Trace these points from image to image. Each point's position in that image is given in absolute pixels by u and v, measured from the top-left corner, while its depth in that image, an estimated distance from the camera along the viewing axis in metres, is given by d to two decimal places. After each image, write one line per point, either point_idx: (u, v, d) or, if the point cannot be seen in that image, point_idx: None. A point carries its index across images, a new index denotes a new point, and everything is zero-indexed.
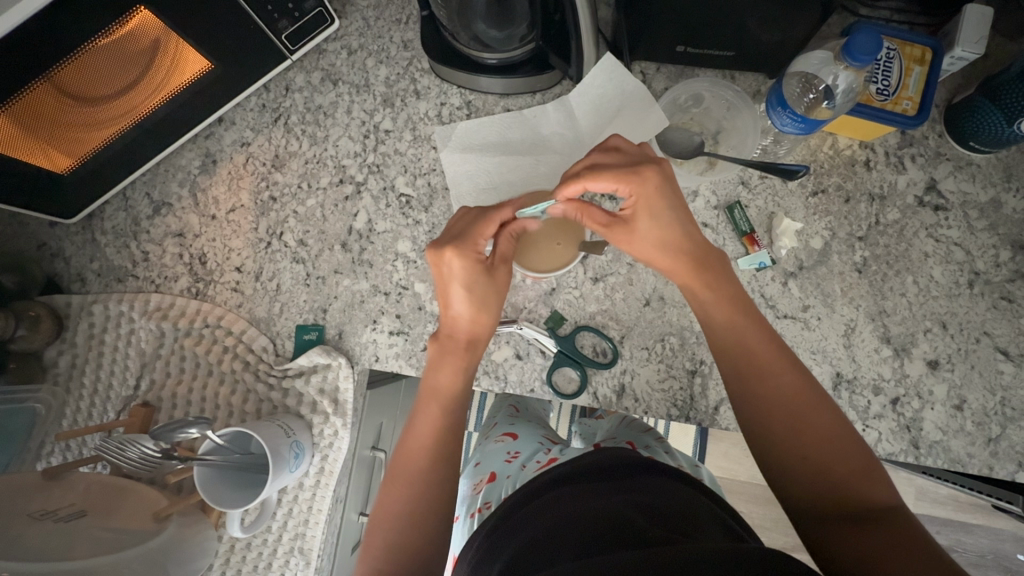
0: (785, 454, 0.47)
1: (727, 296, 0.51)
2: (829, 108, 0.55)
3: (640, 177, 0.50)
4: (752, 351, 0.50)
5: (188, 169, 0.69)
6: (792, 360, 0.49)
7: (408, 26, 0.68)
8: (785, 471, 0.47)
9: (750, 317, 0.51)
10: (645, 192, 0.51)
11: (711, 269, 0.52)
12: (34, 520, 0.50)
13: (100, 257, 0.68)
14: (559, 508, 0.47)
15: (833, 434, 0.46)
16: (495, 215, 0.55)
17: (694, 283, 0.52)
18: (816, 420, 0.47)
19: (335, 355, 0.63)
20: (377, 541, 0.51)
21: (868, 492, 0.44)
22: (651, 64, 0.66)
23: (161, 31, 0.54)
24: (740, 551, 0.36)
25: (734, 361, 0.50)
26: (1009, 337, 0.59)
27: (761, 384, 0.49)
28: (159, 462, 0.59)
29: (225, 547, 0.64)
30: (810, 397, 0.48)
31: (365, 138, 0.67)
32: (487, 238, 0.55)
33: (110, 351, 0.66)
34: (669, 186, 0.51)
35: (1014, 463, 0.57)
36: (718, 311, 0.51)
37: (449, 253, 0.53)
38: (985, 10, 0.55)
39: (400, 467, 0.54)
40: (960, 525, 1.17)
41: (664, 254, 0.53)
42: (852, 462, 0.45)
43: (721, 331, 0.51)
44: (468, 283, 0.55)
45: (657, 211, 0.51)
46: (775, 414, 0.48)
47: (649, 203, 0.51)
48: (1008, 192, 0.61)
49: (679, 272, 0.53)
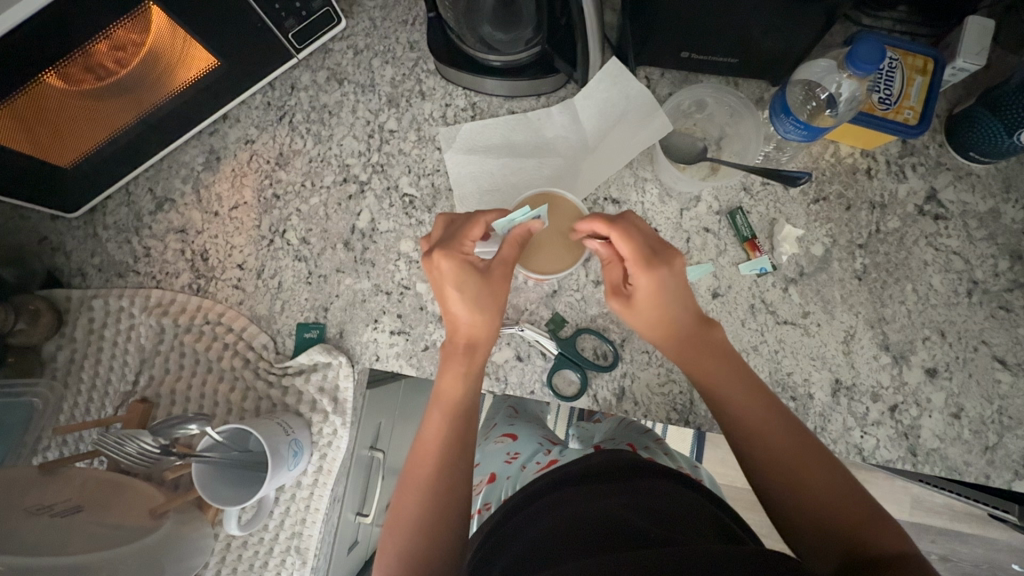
0: (789, 510, 0.48)
1: (723, 363, 0.53)
2: (831, 116, 0.57)
3: (658, 264, 0.52)
4: (754, 428, 0.50)
5: (192, 165, 0.69)
6: (796, 433, 0.50)
7: (414, 27, 0.69)
8: (792, 528, 0.48)
9: (750, 384, 0.52)
10: (655, 273, 0.52)
11: (710, 350, 0.53)
12: (31, 515, 0.50)
13: (101, 251, 0.68)
14: (562, 510, 0.48)
15: (836, 492, 0.47)
16: (483, 217, 0.55)
17: (698, 360, 0.53)
18: (812, 480, 0.47)
19: (336, 354, 0.63)
20: (393, 545, 0.52)
21: (880, 538, 0.44)
22: (655, 70, 0.66)
23: (170, 27, 0.54)
24: (724, 555, 0.36)
25: (729, 427, 0.52)
26: (1006, 346, 0.60)
27: (762, 449, 0.50)
28: (157, 459, 0.59)
29: (221, 545, 0.63)
30: (818, 472, 0.48)
31: (369, 138, 0.67)
32: (475, 240, 0.55)
33: (109, 346, 0.66)
34: (676, 279, 0.53)
35: (1010, 471, 0.58)
36: (725, 389, 0.52)
37: (437, 255, 0.54)
38: (987, 22, 0.56)
39: (410, 474, 0.54)
40: (956, 535, 1.18)
41: (660, 330, 0.54)
42: (855, 512, 0.46)
43: (721, 401, 0.52)
44: (463, 284, 0.54)
45: (665, 295, 0.53)
46: (769, 478, 0.49)
47: (658, 283, 0.52)
48: (1008, 203, 0.61)
49: (674, 349, 0.54)
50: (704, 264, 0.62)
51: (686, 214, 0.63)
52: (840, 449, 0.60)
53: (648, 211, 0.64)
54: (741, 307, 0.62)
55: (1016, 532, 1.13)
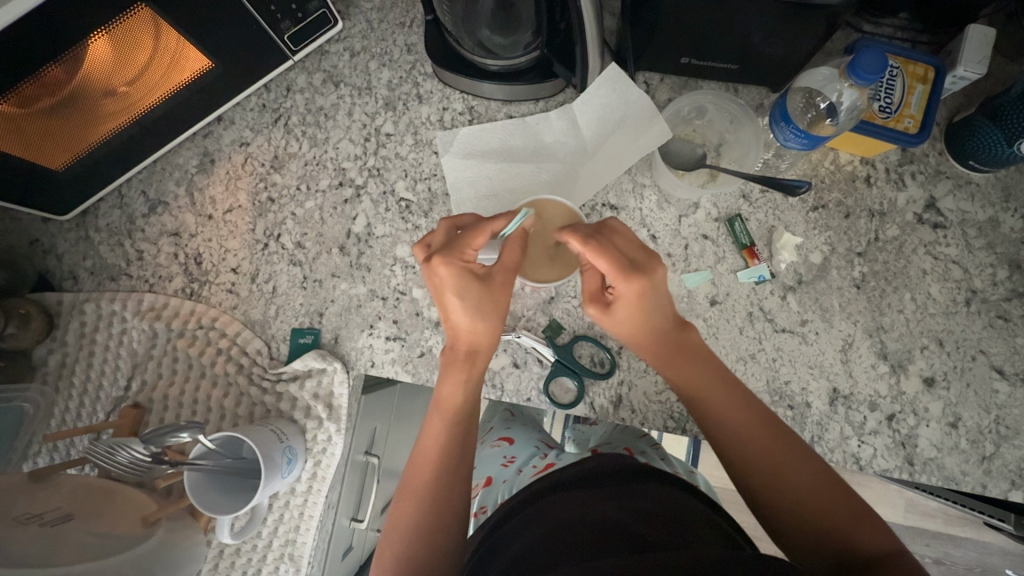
0: (777, 515, 0.47)
1: (705, 371, 0.52)
2: (832, 124, 0.56)
3: (635, 275, 0.50)
4: (741, 436, 0.50)
5: (185, 168, 0.68)
6: (782, 441, 0.49)
7: (412, 29, 0.68)
8: (784, 534, 0.47)
9: (732, 392, 0.51)
10: (635, 284, 0.50)
11: (692, 357, 0.53)
12: (19, 524, 0.49)
13: (93, 255, 0.67)
14: (557, 514, 0.47)
15: (823, 497, 0.46)
16: (488, 226, 0.53)
17: (680, 367, 0.53)
18: (799, 487, 0.47)
19: (330, 360, 0.63)
20: (387, 552, 0.52)
21: (871, 539, 0.44)
22: (654, 75, 0.65)
23: (163, 29, 0.53)
24: (722, 558, 0.36)
25: (716, 436, 0.51)
26: (1004, 355, 0.59)
27: (751, 457, 0.49)
28: (149, 466, 0.58)
29: (214, 552, 0.63)
30: (807, 480, 0.47)
31: (365, 141, 0.67)
32: (478, 248, 0.54)
33: (101, 351, 0.65)
34: (657, 289, 0.52)
35: (1006, 481, 0.58)
36: (710, 394, 0.51)
37: (436, 262, 0.52)
38: (988, 30, 0.56)
39: (407, 482, 0.54)
40: (950, 538, 1.18)
41: (644, 336, 0.53)
42: (844, 517, 0.45)
43: (704, 408, 0.52)
44: (463, 292, 0.53)
45: (643, 306, 0.52)
46: (757, 485, 0.48)
47: (640, 291, 0.51)
48: (1007, 212, 0.61)
49: (660, 356, 0.54)
50: (702, 272, 0.62)
51: (684, 221, 0.63)
52: (837, 458, 0.59)
53: (646, 217, 0.63)
54: (739, 315, 0.61)
55: (1010, 538, 1.14)
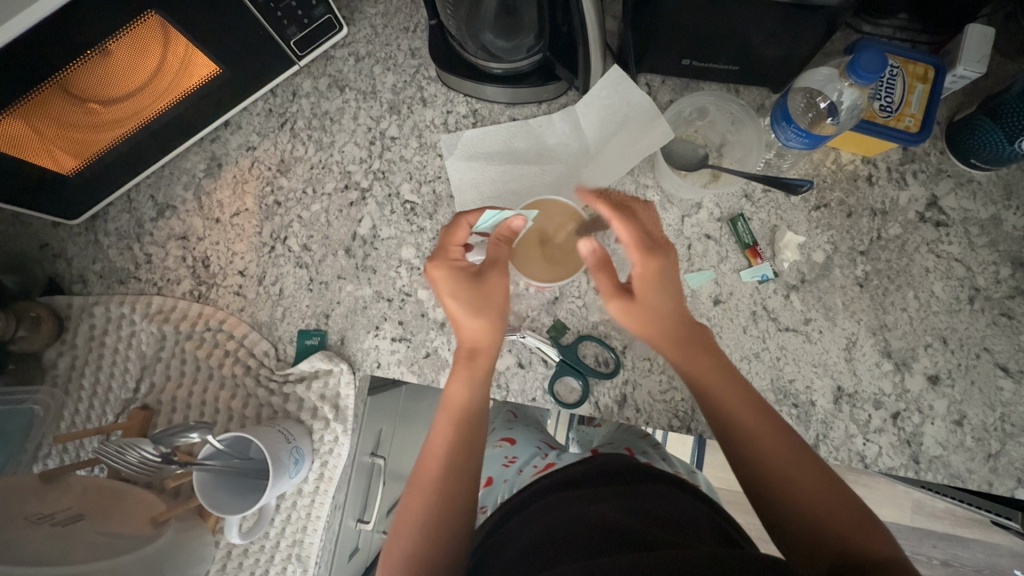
0: (785, 507, 0.47)
1: (711, 358, 0.52)
2: (832, 124, 0.57)
3: (654, 253, 0.53)
4: (747, 424, 0.50)
5: (193, 172, 0.69)
6: (784, 430, 0.50)
7: (416, 34, 0.69)
8: (786, 528, 0.47)
9: (738, 380, 0.52)
10: (653, 259, 0.53)
11: (699, 345, 0.53)
12: (31, 524, 0.50)
13: (102, 258, 0.68)
14: (559, 512, 0.48)
15: (829, 496, 0.46)
16: (462, 218, 0.56)
17: (688, 352, 0.52)
18: (802, 479, 0.47)
19: (337, 361, 0.63)
20: (399, 546, 0.52)
21: (874, 544, 0.44)
22: (656, 76, 0.66)
23: (170, 37, 0.54)
24: (719, 557, 0.36)
25: (722, 424, 0.51)
26: (1008, 352, 0.60)
27: (756, 446, 0.49)
28: (158, 466, 0.58)
29: (222, 553, 0.64)
30: (809, 471, 0.48)
31: (371, 144, 0.68)
32: (461, 244, 0.56)
33: (110, 353, 0.66)
34: (671, 273, 0.54)
35: (1013, 479, 0.58)
36: (720, 381, 0.51)
37: (427, 266, 0.55)
38: (988, 29, 0.56)
39: (417, 477, 0.54)
40: (957, 539, 1.18)
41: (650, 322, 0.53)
42: (846, 517, 0.45)
43: (713, 395, 0.51)
44: (452, 290, 0.55)
45: (657, 290, 0.53)
46: (765, 475, 0.49)
47: (658, 269, 0.53)
48: (1009, 210, 0.62)
49: (666, 344, 0.53)
50: (705, 272, 0.62)
51: (687, 221, 0.63)
52: (842, 456, 0.60)
53: None
54: (743, 314, 0.62)
55: (1017, 538, 1.13)
